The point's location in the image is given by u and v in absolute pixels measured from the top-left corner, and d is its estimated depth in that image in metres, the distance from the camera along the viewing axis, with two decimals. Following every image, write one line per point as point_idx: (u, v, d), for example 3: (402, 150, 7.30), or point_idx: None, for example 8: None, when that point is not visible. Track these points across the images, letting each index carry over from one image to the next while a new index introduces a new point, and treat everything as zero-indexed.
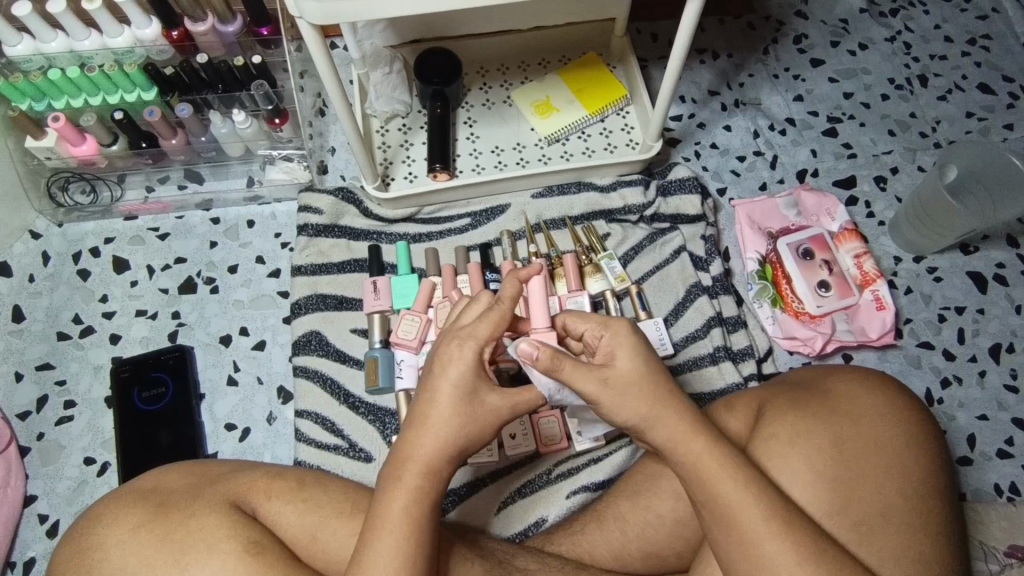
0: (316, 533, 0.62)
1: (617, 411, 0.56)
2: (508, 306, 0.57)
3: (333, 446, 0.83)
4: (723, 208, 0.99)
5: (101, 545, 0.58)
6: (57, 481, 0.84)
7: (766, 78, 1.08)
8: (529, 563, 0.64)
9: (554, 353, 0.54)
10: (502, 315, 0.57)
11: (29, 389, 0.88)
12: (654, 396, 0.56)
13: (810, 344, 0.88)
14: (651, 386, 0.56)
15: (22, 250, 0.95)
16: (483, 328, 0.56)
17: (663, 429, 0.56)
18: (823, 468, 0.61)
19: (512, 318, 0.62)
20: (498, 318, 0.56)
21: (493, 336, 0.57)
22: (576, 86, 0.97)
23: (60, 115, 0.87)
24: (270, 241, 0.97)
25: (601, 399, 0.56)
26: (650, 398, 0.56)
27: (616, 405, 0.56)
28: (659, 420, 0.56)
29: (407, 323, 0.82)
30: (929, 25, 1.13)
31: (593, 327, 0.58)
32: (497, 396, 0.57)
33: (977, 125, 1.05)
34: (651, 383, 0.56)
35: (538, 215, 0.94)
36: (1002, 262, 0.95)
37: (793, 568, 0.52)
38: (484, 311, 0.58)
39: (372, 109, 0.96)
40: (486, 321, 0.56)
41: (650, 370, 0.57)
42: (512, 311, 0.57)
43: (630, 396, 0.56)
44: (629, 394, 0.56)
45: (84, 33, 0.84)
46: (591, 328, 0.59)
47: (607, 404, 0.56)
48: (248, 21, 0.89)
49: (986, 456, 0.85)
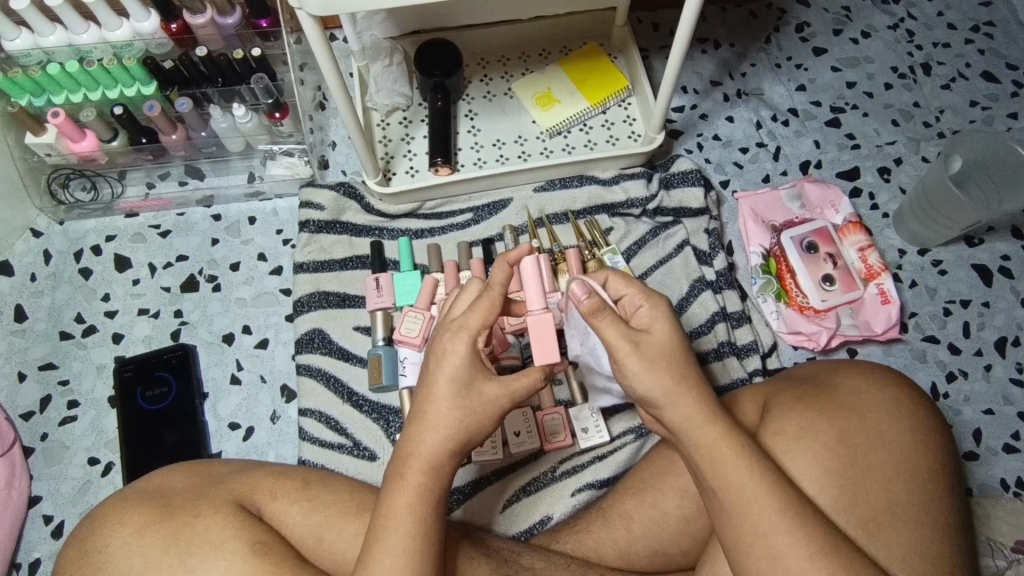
0: (320, 534, 0.62)
1: (643, 379, 0.57)
2: (499, 292, 0.57)
3: (338, 445, 0.83)
4: (727, 201, 0.99)
5: (107, 547, 0.58)
6: (62, 482, 0.84)
7: (768, 68, 1.07)
8: (535, 562, 0.64)
9: (599, 299, 0.57)
10: (493, 301, 0.56)
11: (33, 389, 0.88)
12: (677, 373, 0.57)
13: (815, 339, 0.88)
14: (677, 355, 0.58)
15: (23, 248, 0.95)
16: (474, 319, 0.56)
17: (677, 416, 0.56)
18: (829, 464, 0.61)
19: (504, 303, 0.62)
20: (488, 305, 0.56)
21: (485, 325, 0.56)
22: (577, 77, 0.97)
23: (60, 111, 0.86)
24: (272, 238, 0.96)
25: (630, 361, 0.57)
26: (668, 372, 0.57)
27: (641, 369, 0.57)
28: (679, 398, 0.56)
29: (411, 320, 0.81)
30: (932, 13, 1.11)
31: (634, 295, 0.60)
32: (495, 386, 0.56)
33: (981, 114, 1.04)
34: (679, 359, 0.57)
35: (541, 209, 0.94)
36: (1008, 254, 0.95)
37: (803, 562, 0.52)
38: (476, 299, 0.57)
39: (372, 102, 0.95)
40: (476, 312, 0.56)
41: (682, 343, 0.58)
42: (503, 296, 0.57)
43: (660, 365, 0.57)
44: (658, 362, 0.57)
45: (83, 27, 0.83)
46: (633, 294, 0.60)
47: (633, 370, 0.57)
48: (248, 12, 0.88)
49: (992, 451, 0.85)
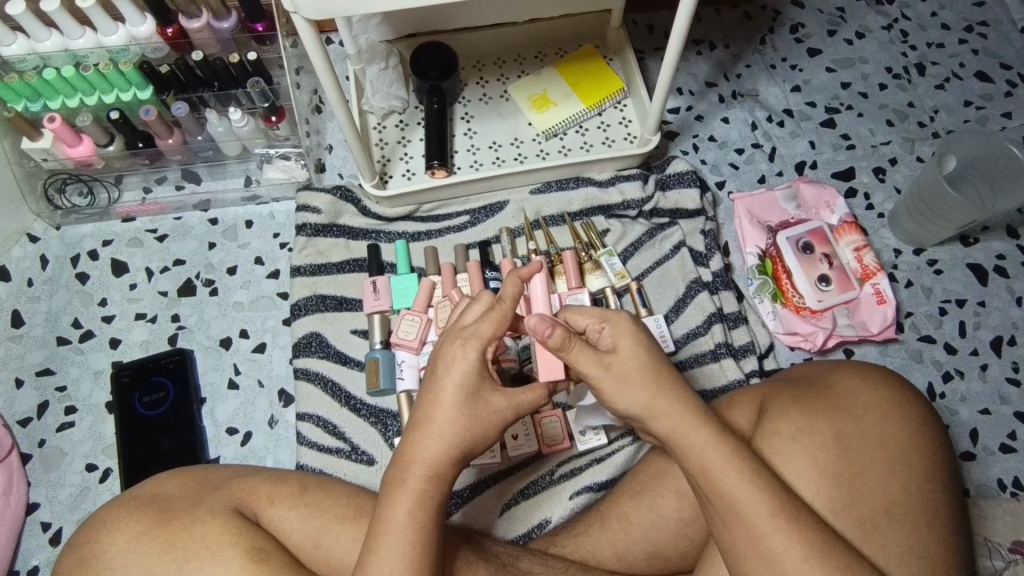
0: (319, 540, 0.62)
1: (620, 395, 0.57)
2: (509, 306, 0.57)
3: (336, 449, 0.83)
4: (723, 202, 0.99)
5: (104, 554, 0.58)
6: (60, 488, 0.84)
7: (763, 69, 1.07)
8: (533, 565, 0.64)
9: (565, 332, 0.55)
10: (504, 314, 0.56)
11: (30, 395, 0.88)
12: (655, 385, 0.56)
13: (811, 340, 0.88)
14: (652, 372, 0.57)
15: (20, 254, 0.95)
16: (485, 328, 0.56)
17: (666, 421, 0.56)
18: (823, 466, 0.61)
19: (513, 318, 0.62)
20: (499, 317, 0.56)
21: (496, 335, 0.56)
22: (572, 80, 0.97)
23: (55, 116, 0.86)
24: (268, 242, 0.96)
25: (602, 384, 0.57)
26: (644, 386, 0.56)
27: (618, 390, 0.57)
28: (661, 409, 0.56)
29: (407, 323, 0.82)
30: (926, 13, 1.12)
31: (593, 321, 0.59)
32: (501, 397, 0.57)
33: (976, 114, 1.04)
34: (653, 373, 0.57)
35: (538, 211, 0.94)
36: (1002, 253, 0.95)
37: (799, 565, 0.52)
38: (486, 309, 0.57)
39: (368, 106, 0.95)
40: (488, 321, 0.56)
41: (652, 361, 0.57)
42: (512, 312, 0.57)
43: (633, 384, 0.56)
44: (630, 380, 0.56)
45: (78, 31, 0.82)
46: (591, 322, 0.59)
47: (607, 392, 0.57)
48: (243, 17, 0.88)
49: (988, 451, 0.85)
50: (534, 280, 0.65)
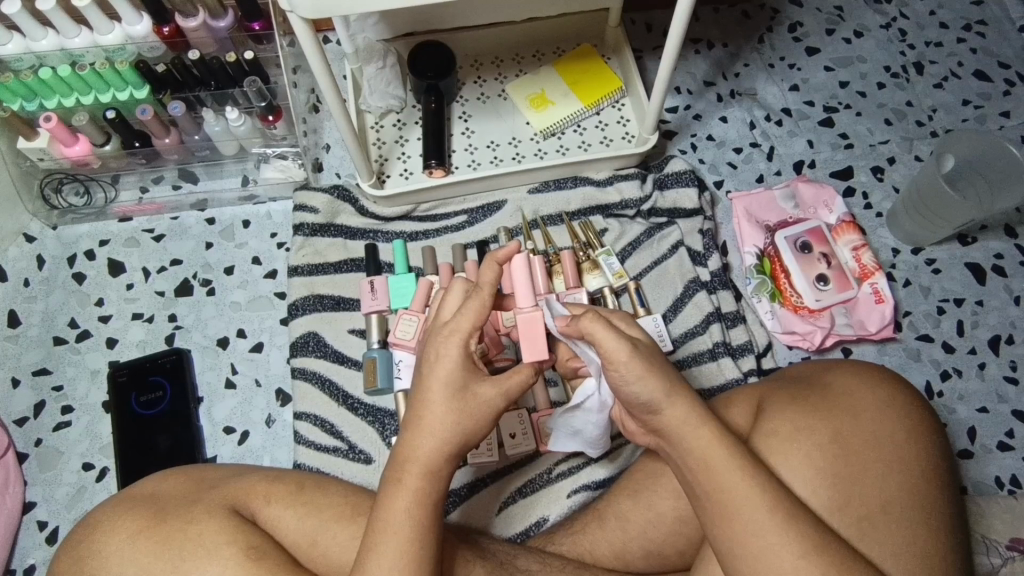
0: (314, 538, 0.62)
1: (643, 383, 0.55)
2: (487, 293, 0.56)
3: (333, 448, 0.83)
4: (721, 202, 0.99)
5: (100, 554, 0.57)
6: (56, 488, 0.84)
7: (762, 68, 1.07)
8: (531, 564, 0.64)
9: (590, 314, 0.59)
10: (483, 303, 0.56)
11: (27, 394, 0.88)
12: (668, 375, 0.57)
13: (809, 339, 0.89)
14: (660, 363, 0.57)
15: (17, 254, 0.95)
16: (465, 321, 0.56)
17: (673, 412, 0.56)
18: (823, 464, 0.61)
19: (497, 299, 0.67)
20: (479, 306, 0.56)
21: (475, 327, 0.56)
22: (569, 78, 0.97)
23: (52, 115, 0.86)
24: (266, 241, 0.96)
25: (631, 366, 0.55)
26: (664, 379, 0.56)
27: (642, 374, 0.55)
28: (675, 398, 0.56)
29: (406, 323, 0.80)
30: (925, 12, 1.12)
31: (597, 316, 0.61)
32: (489, 387, 0.56)
33: (974, 113, 1.04)
34: (661, 362, 0.57)
35: (535, 211, 0.94)
36: (1000, 253, 0.95)
37: (796, 561, 0.52)
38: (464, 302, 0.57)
39: (365, 105, 0.95)
40: (467, 314, 0.56)
41: (654, 350, 0.58)
42: (492, 299, 0.56)
43: (654, 371, 0.56)
44: (652, 367, 0.56)
45: (75, 30, 0.81)
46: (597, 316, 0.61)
47: (627, 376, 0.55)
48: (240, 15, 0.87)
49: (986, 449, 0.85)
50: (511, 263, 0.61)
